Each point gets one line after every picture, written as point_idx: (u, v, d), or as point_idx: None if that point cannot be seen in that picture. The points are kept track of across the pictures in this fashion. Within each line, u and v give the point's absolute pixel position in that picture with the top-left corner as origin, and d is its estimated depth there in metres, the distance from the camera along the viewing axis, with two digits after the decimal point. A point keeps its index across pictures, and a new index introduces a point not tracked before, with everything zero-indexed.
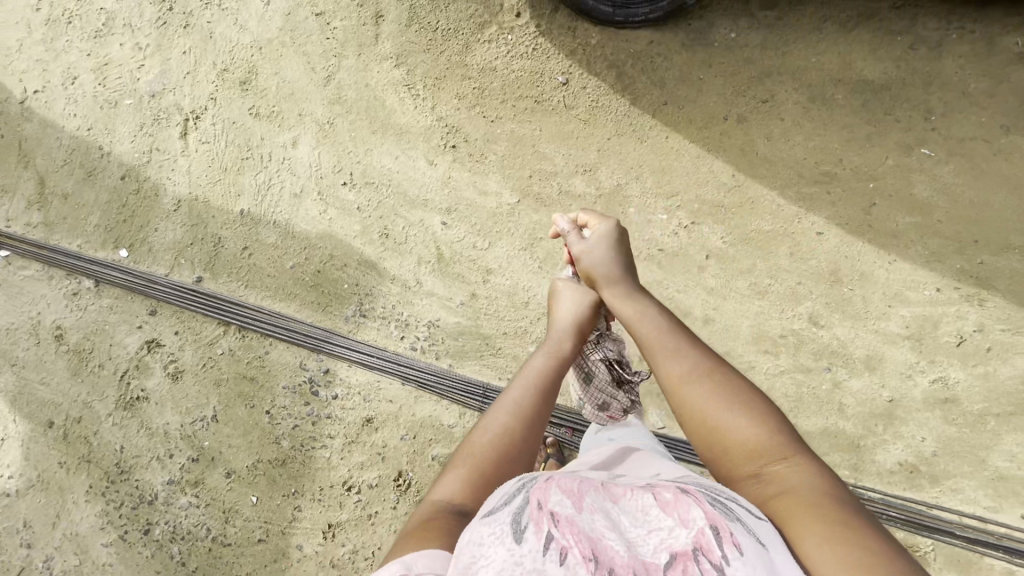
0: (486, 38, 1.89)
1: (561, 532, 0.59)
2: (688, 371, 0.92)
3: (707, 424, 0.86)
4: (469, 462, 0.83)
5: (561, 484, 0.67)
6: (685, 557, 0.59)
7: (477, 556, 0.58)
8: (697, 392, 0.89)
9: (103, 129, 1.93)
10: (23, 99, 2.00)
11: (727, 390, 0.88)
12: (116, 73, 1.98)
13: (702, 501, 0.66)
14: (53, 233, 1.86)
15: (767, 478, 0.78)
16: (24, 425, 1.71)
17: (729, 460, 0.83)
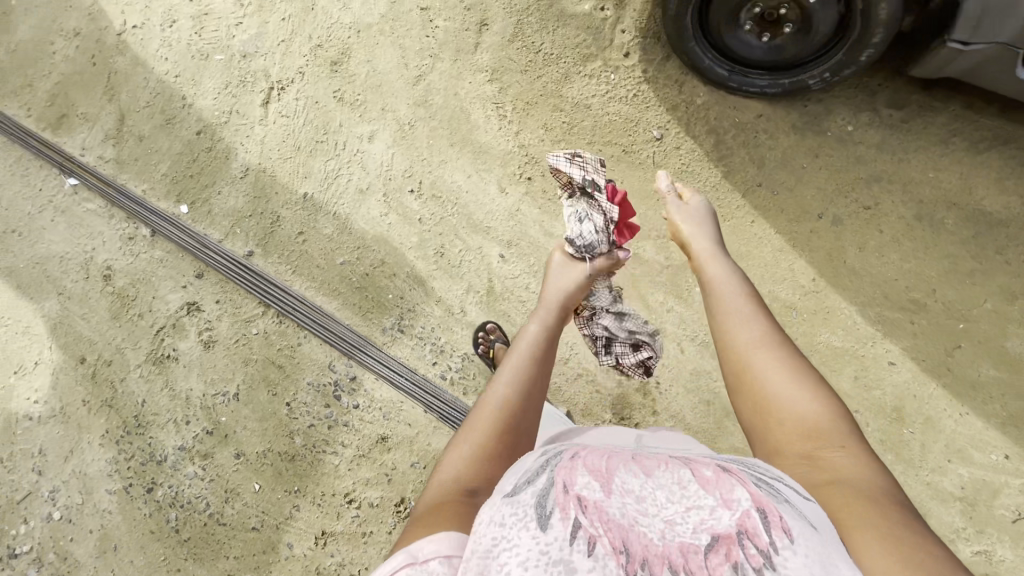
0: (586, 72, 1.81)
1: (590, 520, 0.53)
2: (760, 341, 0.89)
3: (767, 395, 0.83)
4: (479, 432, 0.84)
5: (587, 464, 0.60)
6: (730, 540, 0.53)
7: (499, 539, 0.53)
8: (763, 361, 0.86)
9: (190, 80, 1.93)
10: (121, 31, 2.00)
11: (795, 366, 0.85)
12: (214, 26, 1.97)
13: (746, 483, 0.59)
14: (122, 172, 1.88)
15: (821, 461, 0.74)
16: (58, 354, 1.74)
17: (780, 433, 0.79)
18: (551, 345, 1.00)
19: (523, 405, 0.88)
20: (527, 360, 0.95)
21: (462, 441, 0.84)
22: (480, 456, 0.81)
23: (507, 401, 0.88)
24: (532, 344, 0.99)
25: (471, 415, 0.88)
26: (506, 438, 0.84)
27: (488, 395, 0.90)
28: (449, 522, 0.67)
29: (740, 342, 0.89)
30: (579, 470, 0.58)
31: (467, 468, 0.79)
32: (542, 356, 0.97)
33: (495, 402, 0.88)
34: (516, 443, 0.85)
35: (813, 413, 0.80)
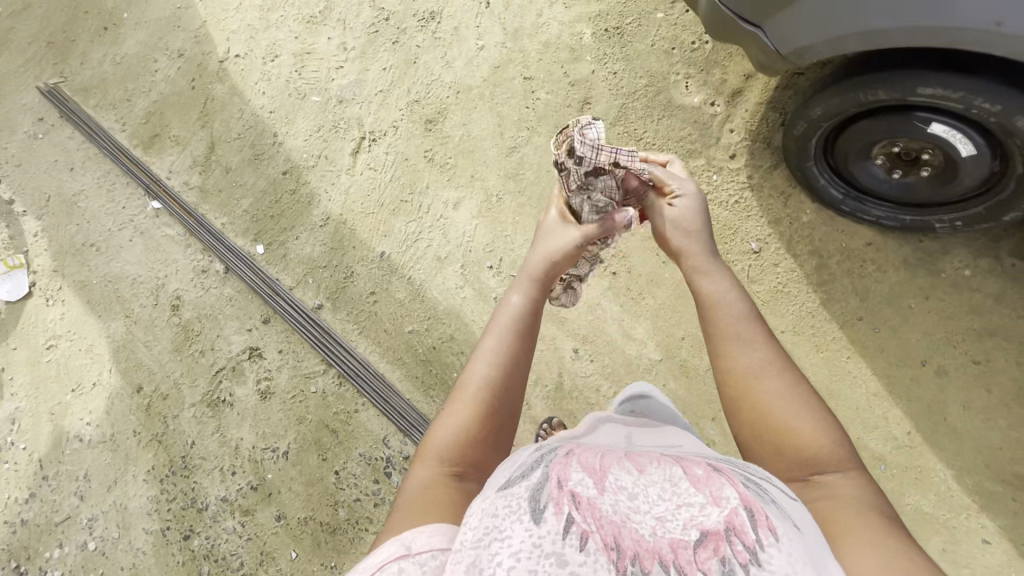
0: (687, 168, 1.74)
1: (583, 516, 0.58)
2: (763, 367, 0.92)
3: (768, 423, 0.88)
4: (463, 408, 0.94)
5: (582, 463, 0.67)
6: (717, 535, 0.58)
7: (493, 529, 0.59)
8: (769, 393, 0.90)
9: (284, 118, 1.92)
10: (223, 58, 2.01)
11: (789, 392, 0.89)
12: (314, 66, 1.96)
13: (737, 484, 0.66)
14: (205, 201, 1.87)
15: (821, 485, 0.82)
16: (117, 379, 1.74)
17: (777, 456, 0.86)
18: (537, 314, 1.06)
19: (504, 381, 0.96)
20: (509, 333, 1.01)
21: (448, 418, 0.93)
22: (462, 434, 0.91)
23: (488, 378, 0.96)
24: (513, 318, 1.04)
25: (455, 391, 0.96)
26: (486, 418, 0.93)
27: (469, 371, 0.98)
28: (437, 510, 0.77)
29: (740, 373, 0.91)
30: (574, 468, 0.65)
31: (449, 448, 0.90)
32: (525, 331, 1.03)
33: (477, 377, 0.96)
34: (496, 424, 0.94)
35: (808, 431, 0.86)
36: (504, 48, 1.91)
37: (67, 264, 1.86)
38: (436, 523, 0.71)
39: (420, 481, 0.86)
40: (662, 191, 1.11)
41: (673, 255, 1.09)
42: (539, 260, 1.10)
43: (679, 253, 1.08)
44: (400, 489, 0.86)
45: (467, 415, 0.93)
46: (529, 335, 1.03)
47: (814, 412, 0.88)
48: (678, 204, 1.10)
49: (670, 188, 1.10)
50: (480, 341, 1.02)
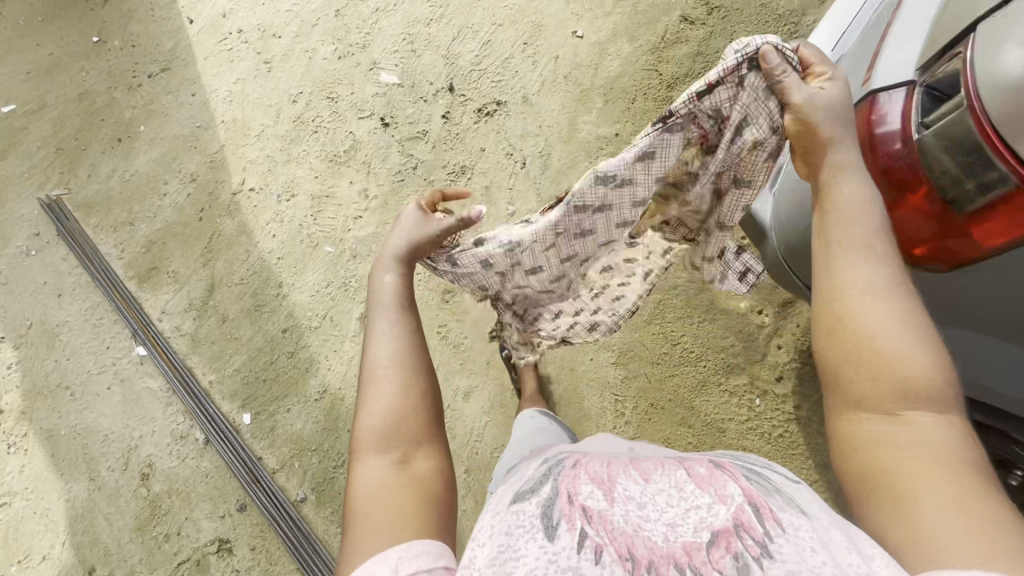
0: (726, 385, 1.58)
1: (595, 530, 0.55)
2: (882, 285, 0.72)
3: (870, 346, 0.69)
4: (377, 397, 0.83)
5: (589, 473, 0.64)
6: (727, 533, 0.54)
7: (506, 547, 0.56)
8: (873, 315, 0.70)
9: (292, 268, 1.78)
10: (236, 190, 1.89)
11: (907, 321, 0.69)
12: (332, 212, 1.83)
13: (739, 478, 0.62)
14: (195, 352, 1.72)
15: (905, 422, 0.66)
16: (69, 555, 1.56)
17: (861, 383, 0.69)
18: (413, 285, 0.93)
19: (410, 347, 0.87)
20: (393, 306, 0.89)
21: (374, 395, 0.83)
22: (396, 414, 0.81)
23: (398, 352, 0.86)
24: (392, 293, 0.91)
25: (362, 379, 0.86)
26: (417, 386, 0.85)
27: (372, 354, 0.87)
28: (402, 519, 0.70)
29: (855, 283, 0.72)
30: (583, 481, 0.62)
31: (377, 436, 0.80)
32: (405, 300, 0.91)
33: (382, 359, 0.86)
34: (425, 389, 0.85)
35: (915, 362, 0.68)
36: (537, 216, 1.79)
37: (36, 408, 1.70)
38: (419, 540, 0.68)
39: (370, 480, 0.77)
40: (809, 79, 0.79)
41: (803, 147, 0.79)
42: (385, 262, 0.92)
43: (823, 142, 0.77)
44: (350, 499, 0.76)
45: (385, 392, 0.83)
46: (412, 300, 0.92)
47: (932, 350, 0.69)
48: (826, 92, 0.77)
49: (818, 71, 0.78)
50: (365, 331, 0.90)
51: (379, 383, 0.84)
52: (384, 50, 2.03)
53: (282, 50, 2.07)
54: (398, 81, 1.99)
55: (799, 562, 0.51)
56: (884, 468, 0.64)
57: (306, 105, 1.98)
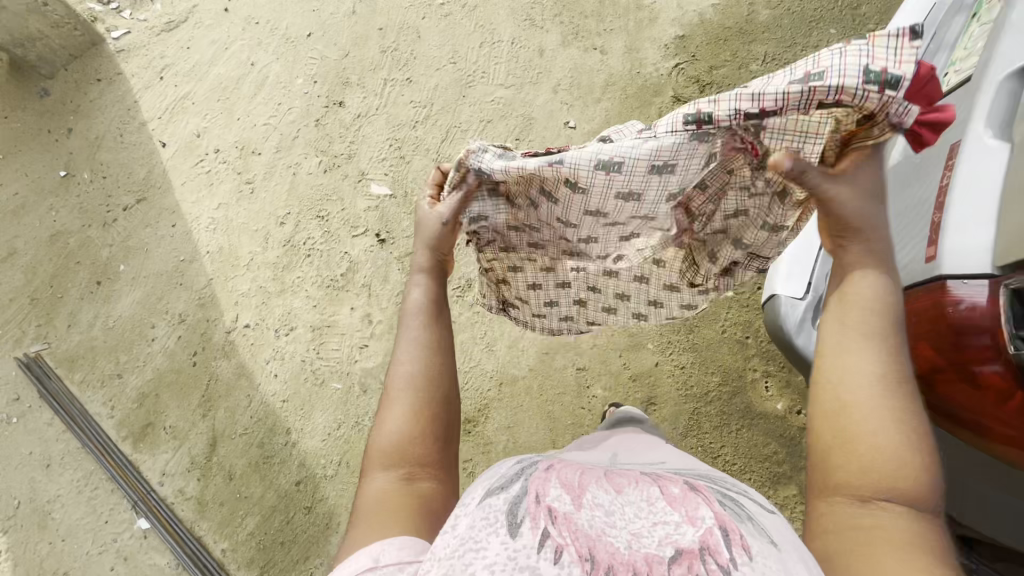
0: (774, 497, 1.52)
1: (558, 530, 0.50)
2: (878, 373, 0.69)
3: (863, 436, 0.67)
4: (395, 410, 0.84)
5: (561, 477, 0.58)
6: (692, 554, 0.49)
7: (466, 539, 0.50)
8: (874, 410, 0.68)
9: (298, 410, 1.67)
10: (231, 328, 1.78)
11: (896, 414, 0.68)
12: (335, 343, 1.72)
13: (713, 502, 0.57)
14: (203, 517, 1.60)
15: (877, 511, 0.66)
16: None
17: (848, 472, 0.68)
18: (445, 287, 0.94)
19: (428, 365, 0.87)
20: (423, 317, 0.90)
21: (389, 414, 0.84)
22: (403, 438, 0.81)
23: (417, 376, 0.86)
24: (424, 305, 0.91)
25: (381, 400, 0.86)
26: (426, 412, 0.84)
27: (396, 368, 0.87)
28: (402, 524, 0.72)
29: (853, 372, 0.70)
30: (553, 483, 0.56)
31: (390, 454, 0.81)
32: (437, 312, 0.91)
33: (402, 376, 0.85)
34: (435, 414, 0.85)
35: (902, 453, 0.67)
36: None
37: None
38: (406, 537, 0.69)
39: (374, 492, 0.79)
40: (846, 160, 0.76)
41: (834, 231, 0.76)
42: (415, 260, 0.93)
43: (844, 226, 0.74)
44: (355, 509, 0.78)
45: (395, 411, 0.84)
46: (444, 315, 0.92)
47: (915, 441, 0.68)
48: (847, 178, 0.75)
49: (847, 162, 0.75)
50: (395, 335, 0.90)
51: (397, 403, 0.84)
52: (371, 159, 1.95)
53: (263, 167, 1.98)
54: (389, 191, 1.90)
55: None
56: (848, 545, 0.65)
57: (295, 226, 1.88)
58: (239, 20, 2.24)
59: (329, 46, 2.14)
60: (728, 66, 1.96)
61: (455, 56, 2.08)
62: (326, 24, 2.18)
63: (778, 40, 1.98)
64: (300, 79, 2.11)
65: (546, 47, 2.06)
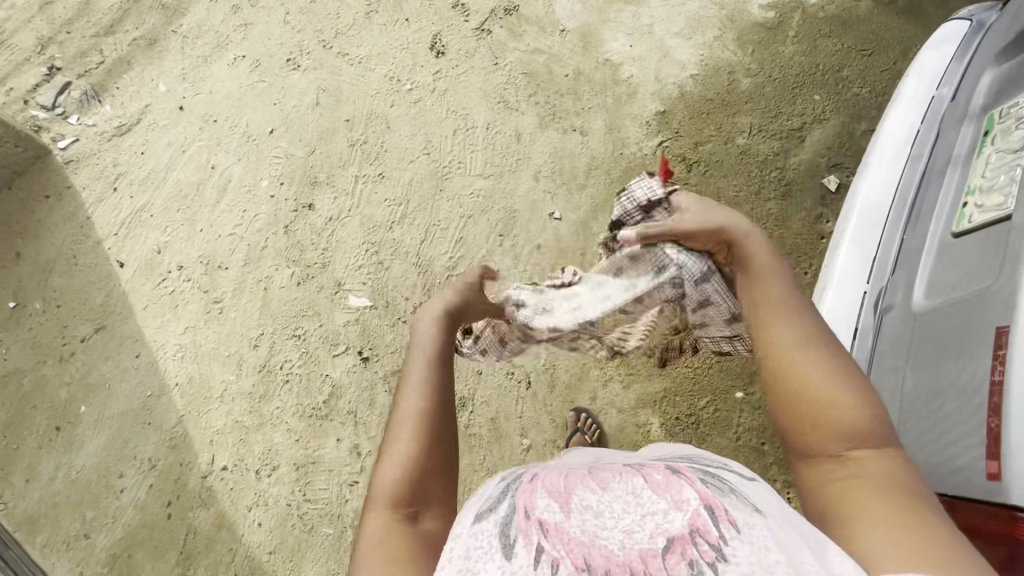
0: None
1: (552, 543, 0.62)
2: (800, 341, 0.89)
3: (806, 395, 0.83)
4: (401, 448, 0.90)
5: (546, 487, 0.71)
6: (682, 540, 0.62)
7: (466, 570, 0.63)
8: (807, 363, 0.86)
9: (287, 563, 1.54)
10: (206, 472, 1.64)
11: (829, 369, 0.85)
12: (322, 482, 1.59)
13: (695, 483, 0.69)
14: None
15: (847, 461, 0.78)
16: None
17: (810, 434, 0.82)
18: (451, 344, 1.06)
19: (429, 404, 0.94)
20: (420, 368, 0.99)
21: (391, 452, 0.90)
22: (406, 466, 0.87)
23: (418, 414, 0.93)
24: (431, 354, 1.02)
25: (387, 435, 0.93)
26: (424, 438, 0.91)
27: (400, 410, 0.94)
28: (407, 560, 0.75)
29: (780, 346, 0.89)
30: (539, 495, 0.68)
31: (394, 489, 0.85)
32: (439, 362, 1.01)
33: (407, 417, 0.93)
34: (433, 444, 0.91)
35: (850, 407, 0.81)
36: (558, 447, 1.59)
37: None
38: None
39: (373, 535, 0.81)
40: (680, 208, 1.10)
41: (721, 247, 1.05)
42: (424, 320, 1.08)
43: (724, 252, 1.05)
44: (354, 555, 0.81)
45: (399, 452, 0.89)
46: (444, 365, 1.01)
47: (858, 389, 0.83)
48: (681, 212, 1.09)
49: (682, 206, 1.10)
50: (399, 386, 0.98)
51: (393, 443, 0.90)
52: (347, 267, 1.83)
53: (231, 283, 1.84)
54: (369, 302, 1.78)
55: (752, 563, 0.58)
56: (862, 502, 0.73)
57: (270, 349, 1.75)
58: (196, 118, 2.11)
59: (294, 142, 2.03)
60: (714, 141, 1.88)
61: (428, 146, 1.97)
62: (290, 118, 2.07)
63: (762, 109, 1.90)
64: (264, 180, 1.98)
65: (523, 130, 1.96)
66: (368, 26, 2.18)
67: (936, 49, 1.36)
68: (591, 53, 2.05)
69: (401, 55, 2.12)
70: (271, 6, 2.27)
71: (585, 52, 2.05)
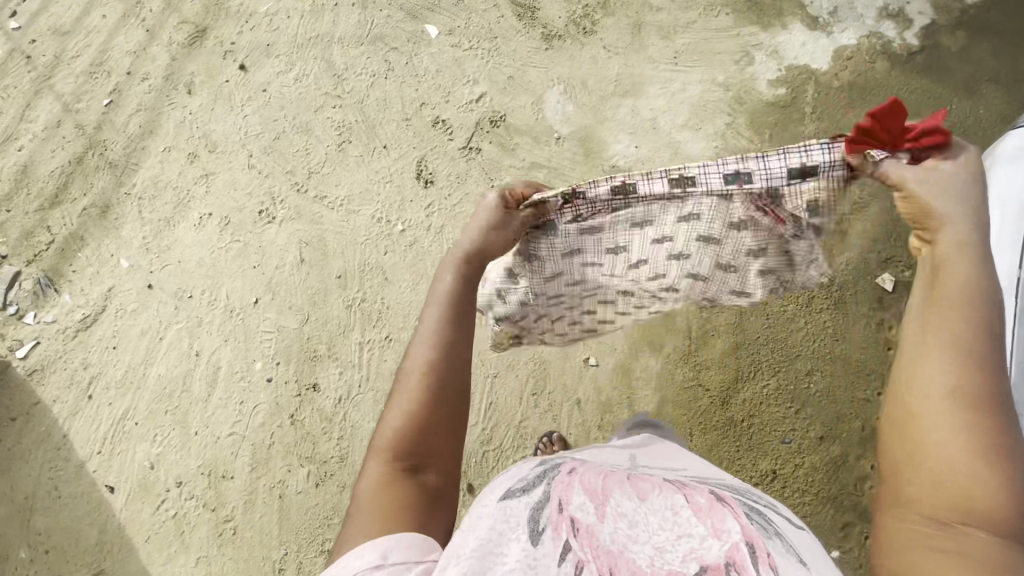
0: None
1: (580, 542, 0.67)
2: (971, 391, 0.66)
3: (935, 443, 0.66)
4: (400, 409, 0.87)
5: (584, 484, 0.77)
6: (717, 569, 0.65)
7: (492, 538, 0.66)
8: (960, 415, 0.65)
9: None
10: None
11: (992, 435, 0.64)
12: None
13: (738, 516, 0.73)
14: None
15: (960, 536, 0.61)
16: None
17: (922, 489, 0.66)
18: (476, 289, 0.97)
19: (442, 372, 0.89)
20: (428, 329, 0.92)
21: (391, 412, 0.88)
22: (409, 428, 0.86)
23: (429, 365, 0.89)
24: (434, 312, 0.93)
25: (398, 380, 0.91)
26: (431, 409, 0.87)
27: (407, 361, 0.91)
28: (399, 519, 0.78)
29: (931, 384, 0.68)
30: (576, 491, 0.75)
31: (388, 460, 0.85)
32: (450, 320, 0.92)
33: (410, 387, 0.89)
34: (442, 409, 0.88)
35: (967, 453, 0.64)
36: None
37: None
38: (404, 535, 0.75)
39: (370, 479, 0.84)
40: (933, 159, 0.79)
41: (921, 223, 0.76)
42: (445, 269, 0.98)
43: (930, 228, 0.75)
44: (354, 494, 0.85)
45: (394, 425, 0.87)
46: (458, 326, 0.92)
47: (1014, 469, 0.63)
48: (952, 166, 0.77)
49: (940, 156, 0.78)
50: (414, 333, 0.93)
51: (402, 394, 0.89)
52: None
53: (240, 495, 1.64)
54: None
55: None
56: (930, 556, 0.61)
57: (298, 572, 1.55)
58: (168, 296, 1.88)
59: (284, 311, 1.81)
60: None
61: None
62: (274, 283, 1.85)
63: None
64: (257, 362, 1.76)
65: None
66: (344, 161, 1.98)
67: (1014, 168, 1.18)
68: (593, 161, 1.87)
69: (386, 190, 1.92)
70: (231, 149, 2.05)
71: (587, 161, 1.87)
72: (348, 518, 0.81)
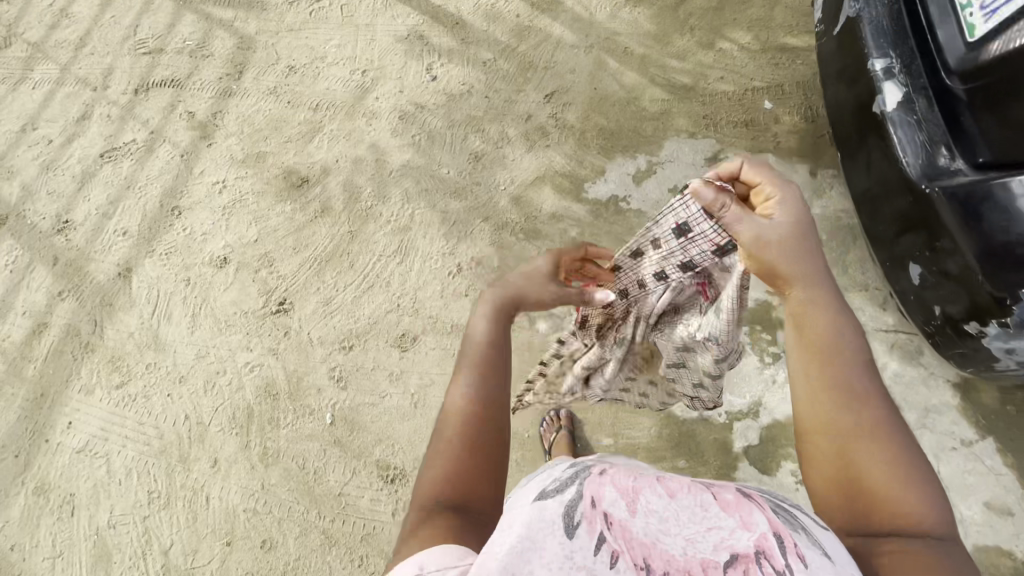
0: None
1: (614, 536, 0.56)
2: (850, 405, 0.81)
3: (842, 447, 0.79)
4: (443, 448, 0.90)
5: (615, 475, 0.62)
6: (747, 559, 0.55)
7: (522, 542, 0.54)
8: (839, 417, 0.81)
9: None
10: None
11: (859, 418, 0.80)
12: None
13: (764, 507, 0.61)
14: None
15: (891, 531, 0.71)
16: None
17: (859, 477, 0.77)
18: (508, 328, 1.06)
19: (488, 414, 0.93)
20: (469, 364, 0.99)
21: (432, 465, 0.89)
22: (450, 467, 0.87)
23: (463, 418, 0.93)
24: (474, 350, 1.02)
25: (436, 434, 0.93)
26: (467, 439, 0.91)
27: (447, 410, 0.95)
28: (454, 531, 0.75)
29: (826, 387, 0.83)
30: (608, 485, 0.60)
31: (439, 487, 0.84)
32: (491, 368, 0.99)
33: (450, 419, 0.93)
34: (479, 442, 0.91)
35: (876, 461, 0.76)
36: None
37: None
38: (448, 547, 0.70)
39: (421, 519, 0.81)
40: (755, 200, 0.92)
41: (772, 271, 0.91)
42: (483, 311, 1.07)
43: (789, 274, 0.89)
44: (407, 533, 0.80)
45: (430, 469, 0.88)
46: (498, 357, 1.01)
47: (884, 441, 0.77)
48: (784, 217, 0.89)
49: (763, 194, 0.90)
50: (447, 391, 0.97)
51: (444, 440, 0.91)
52: None
53: None
54: None
55: None
56: (849, 500, 0.77)
57: None
58: None
59: None
60: None
61: None
62: None
63: None
64: None
65: None
66: None
67: None
68: None
69: None
70: None
71: None
72: (400, 544, 0.77)
